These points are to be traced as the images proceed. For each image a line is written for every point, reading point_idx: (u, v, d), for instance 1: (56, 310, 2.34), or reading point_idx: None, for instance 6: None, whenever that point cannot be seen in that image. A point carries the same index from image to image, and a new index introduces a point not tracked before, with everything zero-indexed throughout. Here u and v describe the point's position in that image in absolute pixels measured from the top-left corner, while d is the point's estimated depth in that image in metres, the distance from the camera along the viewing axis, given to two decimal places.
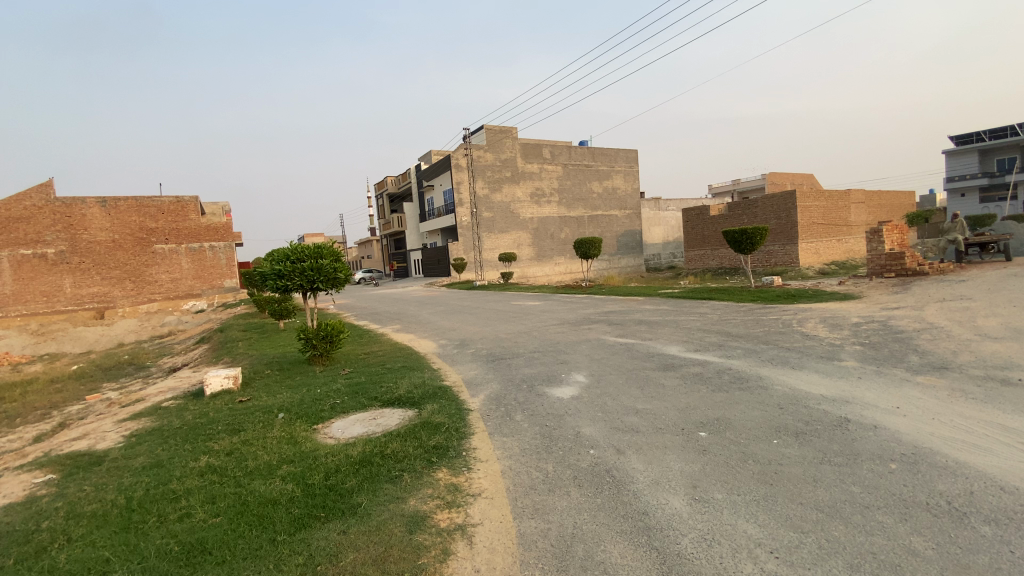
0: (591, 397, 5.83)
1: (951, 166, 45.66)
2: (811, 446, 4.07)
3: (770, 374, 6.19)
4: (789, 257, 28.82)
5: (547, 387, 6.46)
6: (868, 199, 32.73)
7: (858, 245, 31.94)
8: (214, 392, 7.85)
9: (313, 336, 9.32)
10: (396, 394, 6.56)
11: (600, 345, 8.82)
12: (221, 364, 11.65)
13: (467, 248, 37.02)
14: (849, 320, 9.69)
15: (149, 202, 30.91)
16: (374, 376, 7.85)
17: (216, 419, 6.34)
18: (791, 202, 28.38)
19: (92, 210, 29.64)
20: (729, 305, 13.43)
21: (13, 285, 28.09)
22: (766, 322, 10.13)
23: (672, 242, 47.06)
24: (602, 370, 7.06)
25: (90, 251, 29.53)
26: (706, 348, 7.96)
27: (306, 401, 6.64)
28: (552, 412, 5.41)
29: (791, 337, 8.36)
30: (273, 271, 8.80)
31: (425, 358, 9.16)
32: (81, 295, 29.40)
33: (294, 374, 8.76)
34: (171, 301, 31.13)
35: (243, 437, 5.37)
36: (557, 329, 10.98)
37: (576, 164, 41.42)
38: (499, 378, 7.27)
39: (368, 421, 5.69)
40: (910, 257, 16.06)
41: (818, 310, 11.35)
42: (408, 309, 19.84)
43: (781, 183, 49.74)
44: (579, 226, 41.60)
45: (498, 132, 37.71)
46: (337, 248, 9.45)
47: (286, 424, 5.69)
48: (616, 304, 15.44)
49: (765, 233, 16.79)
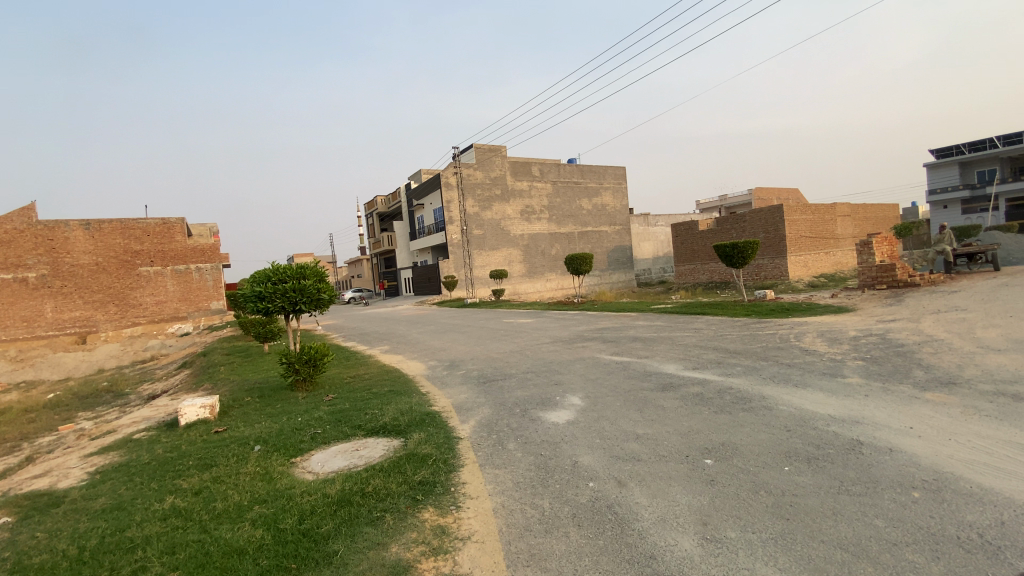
0: (589, 421, 5.52)
1: (933, 178, 46.55)
2: (825, 473, 3.79)
3: (772, 393, 5.93)
4: (778, 270, 28.89)
5: (541, 411, 6.14)
6: (854, 212, 33.08)
7: (846, 257, 32.17)
8: (189, 423, 7.44)
9: (296, 360, 8.95)
10: (381, 422, 6.21)
11: (595, 365, 8.52)
12: (201, 391, 11.18)
13: (457, 266, 36.76)
14: (847, 333, 9.49)
15: (134, 224, 30.38)
16: (358, 402, 7.49)
17: (188, 453, 5.93)
18: (779, 216, 28.55)
19: (75, 233, 29.05)
20: (723, 320, 13.23)
21: None
22: (762, 337, 9.91)
23: (662, 257, 47.21)
24: (598, 392, 6.75)
25: (73, 274, 28.86)
26: (704, 366, 7.68)
27: (285, 432, 6.25)
28: (548, 439, 5.09)
29: (790, 352, 8.12)
30: (253, 293, 8.46)
31: (413, 382, 8.79)
32: (63, 319, 28.64)
33: (275, 401, 8.36)
34: (155, 324, 30.42)
35: (215, 473, 4.99)
36: (550, 348, 10.67)
37: (565, 182, 41.58)
38: (490, 402, 6.93)
39: (349, 453, 5.36)
40: (901, 269, 16.04)
41: (814, 323, 11.16)
42: (398, 329, 19.45)
43: (767, 198, 50.32)
44: (570, 242, 41.59)
45: (487, 151, 37.77)
46: (322, 268, 9.11)
47: (262, 458, 5.31)
48: (609, 321, 15.19)
49: (755, 247, 16.70)
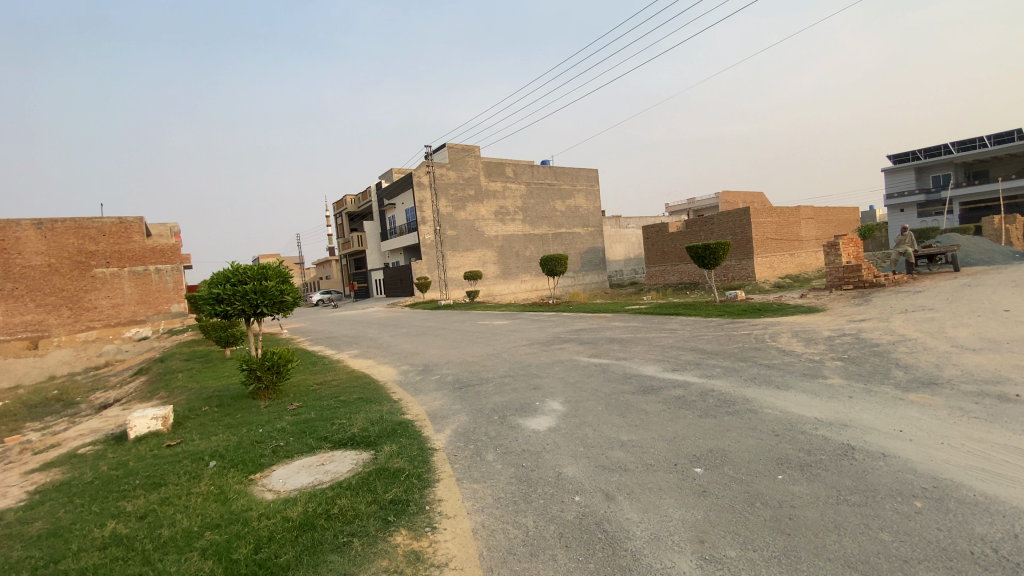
0: (570, 428, 5.25)
1: (890, 183, 48.50)
2: (821, 482, 3.64)
3: (756, 395, 5.80)
4: (746, 272, 29.44)
5: (520, 417, 5.84)
6: (818, 215, 34.04)
7: (810, 259, 33.06)
8: (139, 436, 6.86)
9: (257, 367, 8.43)
10: (349, 432, 5.82)
11: (574, 367, 8.27)
12: (156, 400, 10.47)
13: (430, 267, 36.20)
14: (821, 333, 9.54)
15: (89, 224, 28.79)
16: (325, 411, 7.06)
17: (136, 469, 5.38)
18: (746, 218, 29.11)
19: (26, 233, 27.34)
20: (698, 320, 13.24)
21: None
22: (739, 337, 9.88)
23: (634, 258, 47.71)
24: (578, 395, 6.52)
25: (22, 276, 27.12)
26: (684, 368, 7.54)
27: (243, 446, 5.78)
28: (529, 449, 4.80)
29: (768, 352, 8.06)
30: (210, 295, 7.94)
31: (384, 388, 8.39)
32: (12, 324, 26.86)
33: (235, 411, 7.81)
34: (112, 328, 28.86)
35: (163, 494, 4.52)
36: (527, 350, 10.40)
37: (539, 183, 41.52)
38: (466, 409, 6.58)
39: (314, 467, 5.01)
40: (865, 270, 16.42)
41: (787, 323, 11.21)
42: (369, 332, 18.88)
43: (735, 201, 51.48)
44: (543, 243, 41.52)
45: (460, 151, 37.35)
46: (285, 268, 8.61)
47: (216, 476, 4.84)
48: (585, 322, 15.02)
49: (727, 248, 16.84)
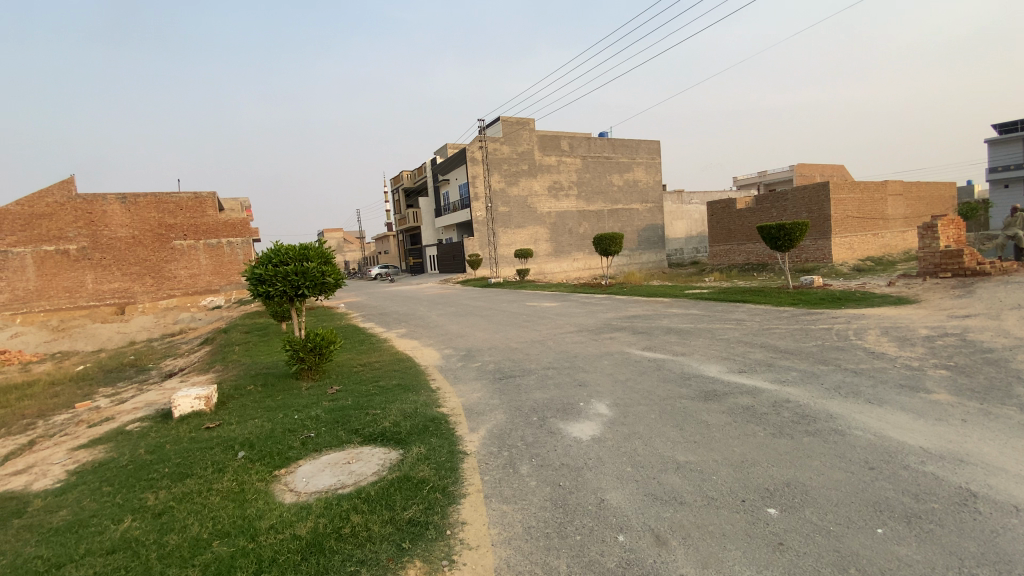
0: (617, 440, 4.65)
1: (993, 155, 42.96)
2: (935, 545, 2.88)
3: (842, 411, 4.94)
4: (821, 253, 27.06)
5: (562, 421, 5.29)
6: (907, 191, 30.63)
7: (895, 240, 29.99)
8: (183, 415, 6.94)
9: (301, 348, 8.34)
10: (380, 426, 5.47)
11: (624, 362, 7.59)
12: (212, 373, 10.81)
13: (482, 244, 35.97)
14: (917, 332, 8.28)
15: (167, 199, 30.49)
16: (362, 398, 6.80)
17: (168, 456, 5.35)
18: (824, 194, 26.63)
19: (112, 207, 29.25)
20: (767, 310, 12.07)
21: (37, 281, 27.78)
22: (816, 333, 8.78)
23: (695, 236, 45.37)
24: (629, 398, 5.87)
25: (110, 247, 29.16)
26: (751, 370, 6.67)
27: (274, 435, 5.61)
28: (568, 463, 4.26)
29: (853, 355, 7.01)
30: (255, 276, 7.88)
31: (423, 374, 8.08)
32: (102, 291, 29.07)
33: (277, 392, 7.76)
34: (189, 297, 30.84)
35: (186, 489, 4.38)
36: (575, 339, 9.78)
37: (596, 156, 39.92)
38: (505, 405, 6.10)
39: (339, 466, 4.72)
40: (968, 255, 14.41)
41: (873, 317, 9.92)
42: (419, 309, 18.88)
43: (810, 175, 47.52)
44: (599, 220, 40.16)
45: (515, 124, 36.45)
46: (327, 248, 8.37)
47: (240, 471, 4.67)
48: (640, 308, 14.16)
49: (805, 228, 15.24)
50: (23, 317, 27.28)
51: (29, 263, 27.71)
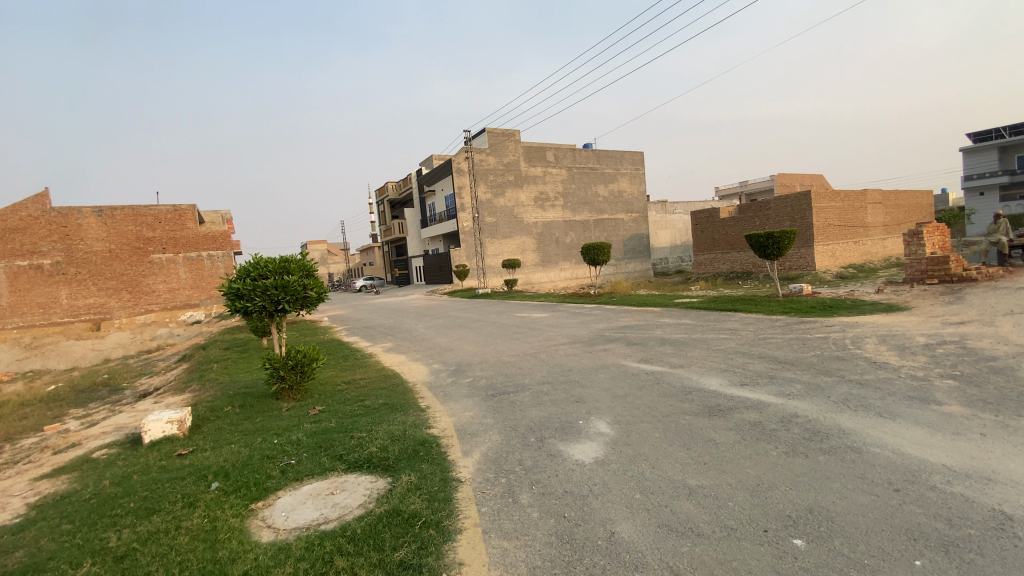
0: (622, 463, 4.36)
1: (967, 164, 44.04)
2: None
3: (855, 426, 4.71)
4: (804, 261, 27.30)
5: (561, 442, 4.97)
6: (886, 199, 31.14)
7: (876, 247, 30.41)
8: (154, 441, 6.48)
9: (281, 366, 7.92)
10: (367, 452, 5.10)
11: (621, 375, 7.32)
12: (188, 392, 10.27)
13: (469, 255, 35.66)
14: (914, 340, 8.15)
15: (145, 211, 29.66)
16: (346, 420, 6.40)
17: (135, 488, 4.91)
18: (807, 203, 26.91)
19: (88, 220, 28.36)
20: (760, 319, 11.92)
21: (8, 298, 26.74)
22: (813, 342, 8.62)
23: (680, 245, 45.63)
24: (630, 415, 5.58)
25: (86, 261, 28.20)
26: (754, 382, 6.44)
27: (251, 463, 5.19)
28: (573, 489, 3.95)
29: (856, 365, 6.83)
30: (232, 290, 7.47)
31: (412, 392, 7.72)
32: (77, 307, 28.04)
33: (256, 414, 7.32)
34: (168, 311, 29.95)
35: (151, 528, 3.95)
36: (568, 351, 9.49)
37: (581, 167, 40.02)
38: (500, 425, 5.76)
39: (322, 497, 4.33)
40: (954, 262, 14.48)
41: (868, 325, 9.81)
42: (405, 322, 18.45)
43: (790, 184, 48.27)
44: (585, 230, 40.17)
45: (500, 135, 36.44)
46: (309, 261, 8.01)
47: (214, 505, 4.25)
48: (631, 318, 13.92)
49: (793, 236, 15.22)
50: None
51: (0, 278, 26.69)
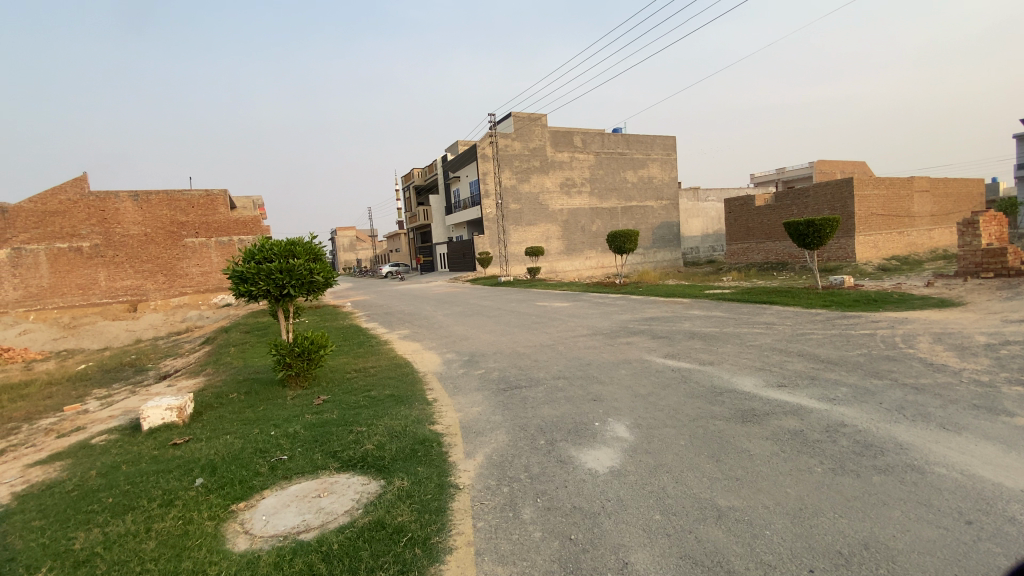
0: (640, 474, 3.85)
1: None
2: None
3: (914, 440, 4.06)
4: (843, 252, 25.91)
5: (573, 447, 4.49)
6: (935, 187, 29.23)
7: (922, 238, 28.63)
8: (152, 428, 6.28)
9: (287, 353, 7.61)
10: (363, 449, 4.72)
11: (644, 372, 6.76)
12: (201, 377, 10.16)
13: (493, 242, 35.27)
14: (974, 339, 7.29)
15: (179, 196, 30.10)
16: (348, 412, 6.04)
17: (120, 481, 4.68)
18: (849, 190, 25.43)
19: (125, 204, 28.96)
20: (797, 313, 11.07)
21: (51, 279, 27.63)
22: (857, 340, 7.86)
23: (711, 235, 44.16)
24: (652, 418, 5.04)
25: (123, 244, 28.87)
26: (793, 384, 5.80)
27: (241, 457, 4.89)
28: (582, 506, 3.46)
29: (909, 366, 6.09)
30: (234, 273, 7.15)
31: (420, 383, 7.33)
32: (115, 288, 28.79)
33: (260, 402, 7.06)
34: (201, 294, 30.57)
35: (121, 530, 3.68)
36: (588, 343, 8.95)
37: (609, 152, 38.92)
38: (508, 424, 5.29)
39: (306, 500, 3.96)
40: (1013, 254, 13.04)
41: (919, 321, 8.95)
42: (426, 308, 18.18)
43: (830, 171, 46.03)
44: (612, 218, 39.15)
45: (526, 119, 35.66)
46: (316, 244, 7.66)
47: (191, 506, 3.94)
48: (657, 309, 13.24)
49: (835, 225, 14.13)
50: (37, 315, 27.16)
51: (43, 259, 27.60)
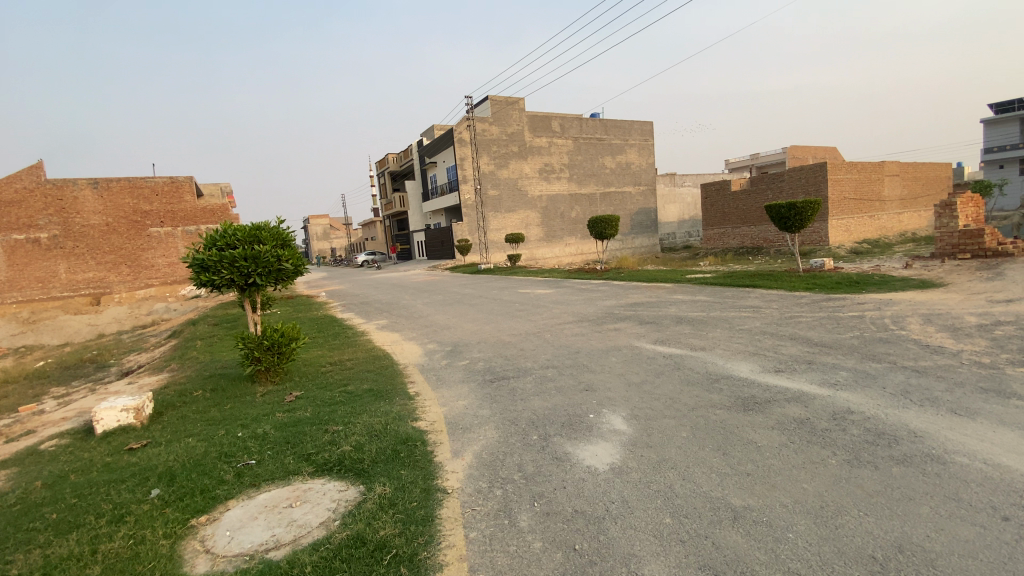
0: (644, 472, 3.55)
1: (989, 136, 42.23)
2: None
3: (926, 428, 3.86)
4: (817, 236, 26.22)
5: (569, 442, 4.17)
6: (905, 171, 29.77)
7: (893, 222, 29.20)
8: (107, 431, 5.75)
9: (256, 347, 7.10)
10: (341, 451, 4.31)
11: (635, 359, 6.48)
12: (166, 373, 9.53)
13: (471, 229, 34.71)
14: (965, 320, 7.22)
15: (142, 183, 28.58)
16: (323, 409, 5.60)
17: (64, 494, 4.17)
18: (823, 174, 25.68)
19: (84, 192, 27.39)
20: (782, 296, 10.97)
21: (8, 272, 26.10)
22: (848, 322, 7.75)
23: (688, 220, 44.39)
24: (649, 408, 4.75)
25: (84, 235, 27.36)
26: (791, 368, 5.60)
27: (204, 463, 4.43)
28: (584, 510, 3.15)
29: (906, 349, 5.95)
30: (195, 262, 6.58)
31: (400, 376, 6.93)
32: (76, 281, 27.32)
33: (227, 400, 6.55)
34: (168, 286, 29.27)
35: (63, 553, 3.22)
36: (575, 331, 8.65)
37: (588, 138, 38.55)
38: (497, 418, 4.95)
39: (276, 511, 3.55)
40: (988, 235, 13.32)
41: (905, 303, 8.90)
42: (404, 297, 17.63)
43: (803, 157, 46.65)
44: (591, 204, 38.93)
45: (504, 103, 34.98)
46: (283, 230, 7.15)
47: (145, 522, 3.50)
48: (641, 294, 13.05)
49: (817, 207, 14.12)
50: None
51: None
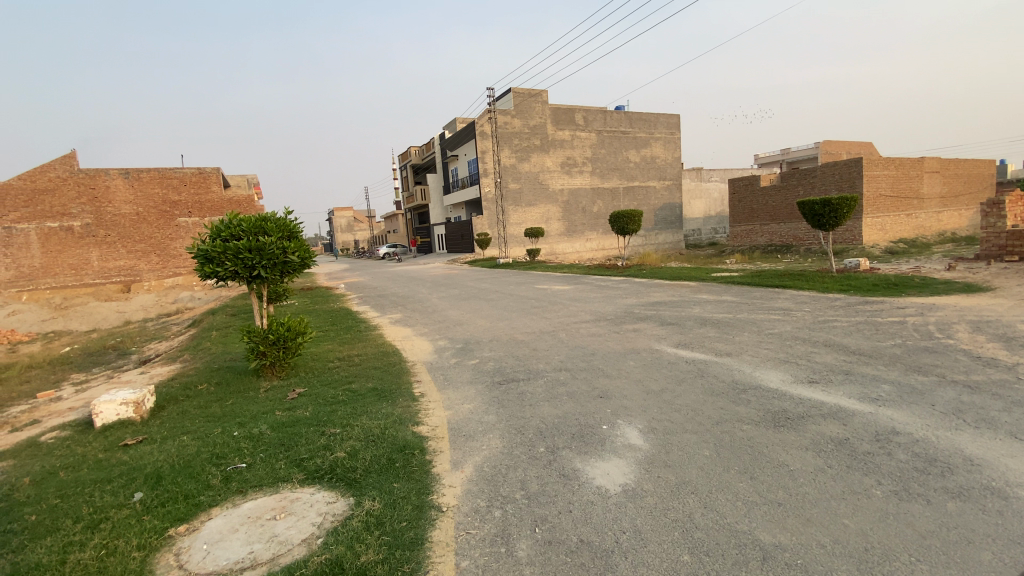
0: (660, 497, 3.18)
1: None
2: None
3: (985, 455, 3.38)
4: (851, 235, 25.13)
5: (579, 457, 3.81)
6: (946, 167, 28.30)
7: (932, 220, 27.81)
8: (106, 424, 5.63)
9: (261, 341, 6.90)
10: (335, 457, 4.04)
11: (654, 364, 6.07)
12: (178, 363, 9.48)
13: (491, 223, 34.41)
14: (1019, 329, 6.59)
15: (170, 173, 29.05)
16: (323, 408, 5.36)
17: (48, 494, 3.99)
18: (858, 169, 24.54)
19: (115, 182, 27.96)
20: (814, 298, 10.36)
21: (43, 259, 26.79)
22: (887, 328, 7.18)
23: (714, 216, 43.28)
24: (668, 421, 4.36)
25: (115, 224, 27.95)
26: (826, 379, 5.11)
27: (193, 465, 4.22)
28: (591, 539, 2.80)
29: (955, 360, 5.39)
30: (201, 253, 6.41)
31: (406, 374, 6.65)
32: (108, 269, 27.93)
33: (230, 395, 6.38)
34: (194, 275, 29.76)
35: (32, 562, 3.01)
36: (591, 330, 8.26)
37: (611, 131, 37.80)
38: (504, 425, 4.63)
39: (258, 523, 3.30)
40: None
41: (951, 308, 8.23)
42: (421, 291, 17.43)
43: (837, 152, 44.90)
44: (614, 198, 38.20)
45: (527, 96, 34.50)
46: (291, 221, 6.93)
47: (120, 532, 3.26)
48: (663, 293, 12.54)
49: (853, 204, 13.35)
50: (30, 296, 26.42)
51: (33, 239, 26.66)
